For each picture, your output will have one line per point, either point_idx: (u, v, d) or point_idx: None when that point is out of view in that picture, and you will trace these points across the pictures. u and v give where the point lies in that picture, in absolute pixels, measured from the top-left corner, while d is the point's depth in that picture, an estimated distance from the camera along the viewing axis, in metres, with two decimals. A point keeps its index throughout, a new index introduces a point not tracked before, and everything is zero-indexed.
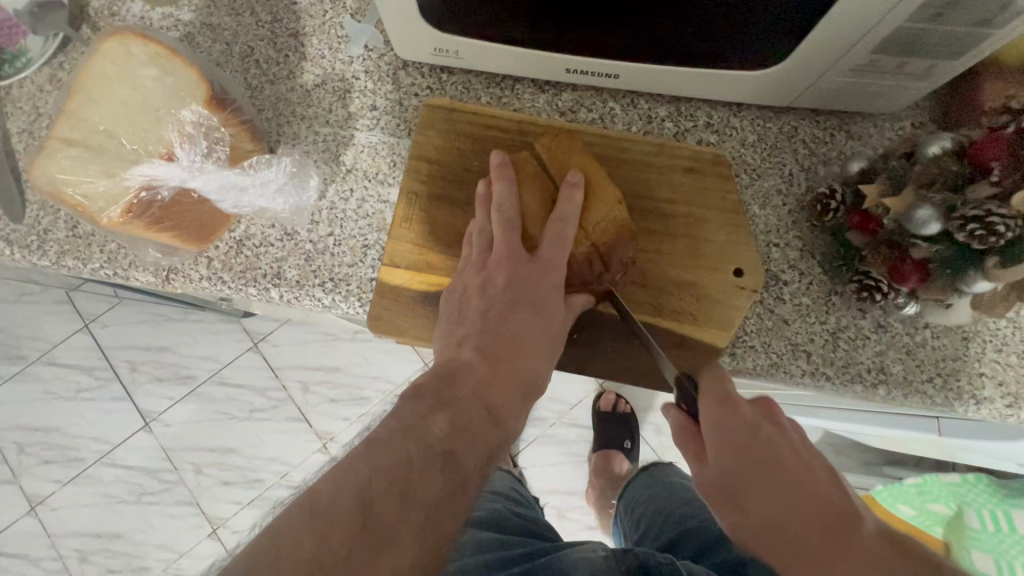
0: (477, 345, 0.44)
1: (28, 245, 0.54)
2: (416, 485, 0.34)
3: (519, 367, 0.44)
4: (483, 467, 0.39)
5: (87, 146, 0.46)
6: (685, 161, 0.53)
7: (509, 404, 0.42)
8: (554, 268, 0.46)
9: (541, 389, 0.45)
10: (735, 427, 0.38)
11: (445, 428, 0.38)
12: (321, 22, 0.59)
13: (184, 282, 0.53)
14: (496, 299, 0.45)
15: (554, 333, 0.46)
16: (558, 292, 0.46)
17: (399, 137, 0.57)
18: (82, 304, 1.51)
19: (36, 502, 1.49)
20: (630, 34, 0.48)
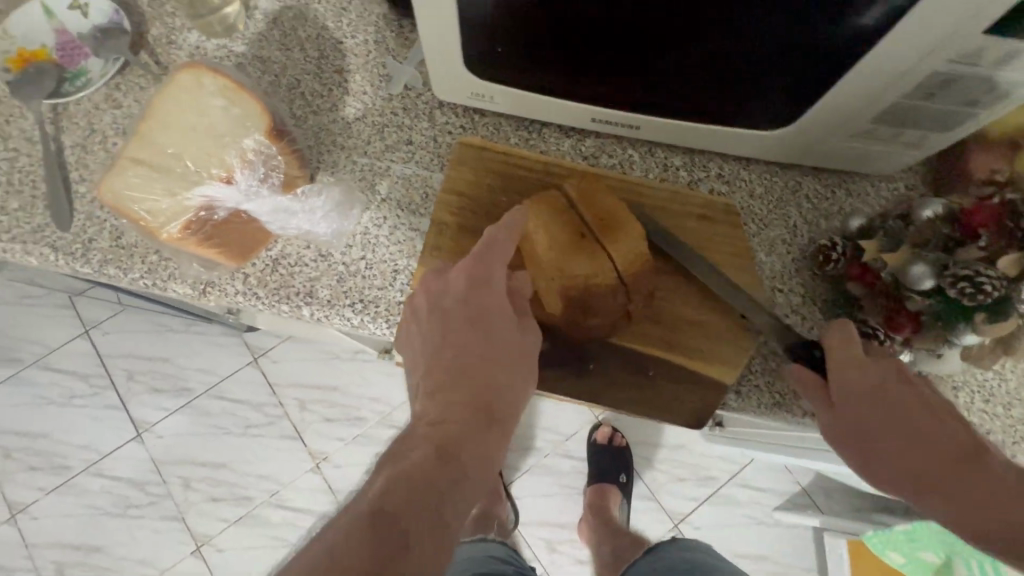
0: (424, 390, 0.44)
1: (72, 252, 0.56)
2: (343, 564, 0.32)
3: (465, 398, 0.42)
4: (434, 511, 0.36)
5: (154, 167, 0.48)
6: (697, 209, 0.58)
7: (457, 436, 0.40)
8: (477, 293, 0.46)
9: (503, 410, 0.43)
10: (859, 385, 0.44)
11: (380, 490, 0.36)
12: (364, 61, 0.64)
13: (219, 295, 0.56)
14: (432, 342, 0.46)
15: (503, 353, 0.45)
16: (488, 312, 0.45)
17: (432, 171, 0.61)
18: (84, 310, 1.54)
19: (15, 510, 1.45)
20: (617, 53, 0.48)
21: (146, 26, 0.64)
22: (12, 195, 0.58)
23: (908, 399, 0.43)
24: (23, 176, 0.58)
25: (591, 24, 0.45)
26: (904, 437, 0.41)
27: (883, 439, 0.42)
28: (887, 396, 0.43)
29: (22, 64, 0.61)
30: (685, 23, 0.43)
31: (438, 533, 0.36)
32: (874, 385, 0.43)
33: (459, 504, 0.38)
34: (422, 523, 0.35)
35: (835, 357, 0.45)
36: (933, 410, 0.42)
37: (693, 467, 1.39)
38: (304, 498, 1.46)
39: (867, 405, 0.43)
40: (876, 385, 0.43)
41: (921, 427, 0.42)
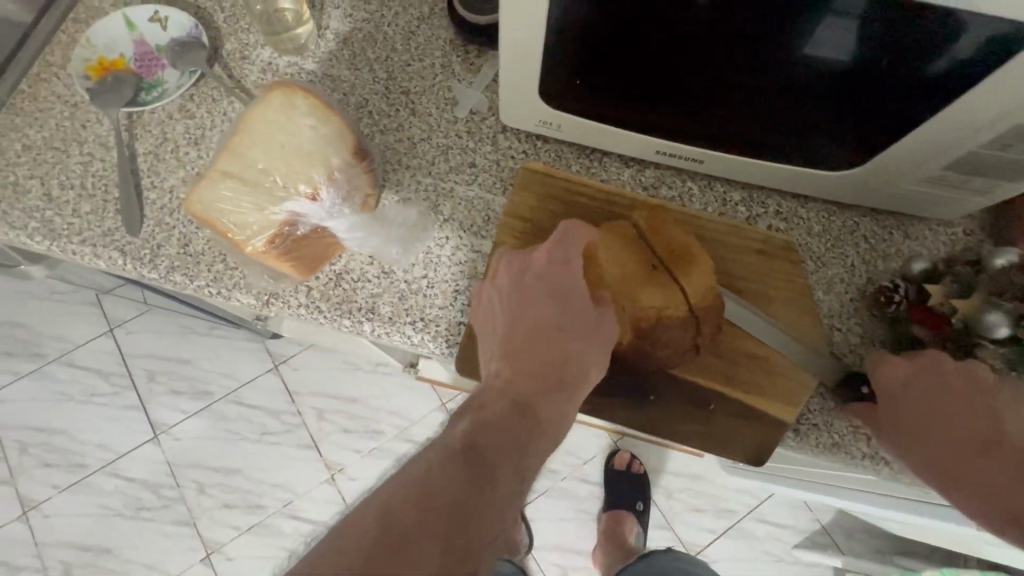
0: (501, 353, 0.46)
1: (140, 257, 0.57)
2: (435, 485, 0.34)
3: (545, 363, 0.44)
4: (515, 461, 0.38)
5: (243, 181, 0.48)
6: (758, 243, 0.58)
7: (535, 398, 0.42)
8: (561, 268, 0.48)
9: (579, 379, 0.45)
10: (893, 390, 0.49)
11: (466, 430, 0.39)
12: (431, 84, 0.65)
13: (282, 306, 0.56)
14: (509, 310, 0.48)
15: (582, 328, 0.46)
16: (570, 288, 0.48)
17: (495, 194, 0.61)
18: (110, 309, 1.56)
19: (27, 506, 1.44)
20: (624, 57, 0.49)
21: (221, 41, 0.66)
22: (85, 198, 0.59)
23: (934, 396, 0.47)
24: (96, 180, 0.60)
25: (668, 50, 0.48)
26: (916, 429, 0.47)
27: (900, 428, 0.48)
28: (910, 391, 0.48)
29: (102, 72, 0.63)
30: (735, 38, 0.45)
31: (518, 478, 0.38)
32: (899, 381, 0.49)
33: (535, 458, 0.40)
34: (505, 467, 0.37)
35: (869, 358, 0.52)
36: (966, 404, 0.45)
37: (713, 499, 1.36)
38: (318, 510, 1.45)
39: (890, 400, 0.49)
40: (901, 382, 0.49)
41: (940, 423, 0.46)
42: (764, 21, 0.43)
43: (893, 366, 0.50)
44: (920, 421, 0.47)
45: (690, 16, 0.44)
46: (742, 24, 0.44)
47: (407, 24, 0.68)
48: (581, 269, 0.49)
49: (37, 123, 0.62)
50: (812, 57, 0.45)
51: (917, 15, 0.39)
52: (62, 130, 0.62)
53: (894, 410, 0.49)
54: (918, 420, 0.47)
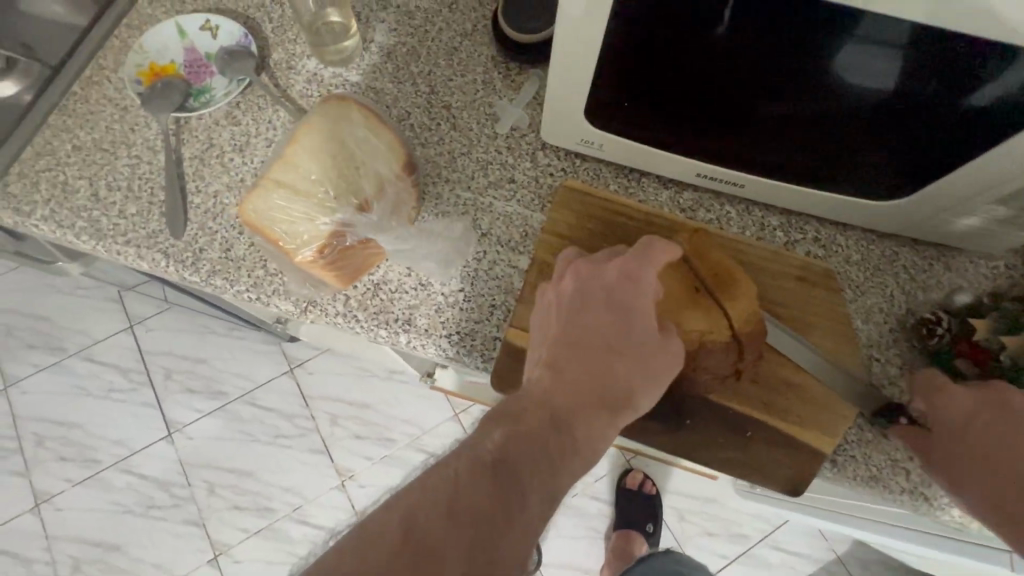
0: (549, 360, 0.45)
1: (182, 260, 0.58)
2: (461, 500, 0.35)
3: (594, 379, 0.43)
4: (545, 479, 0.38)
5: (296, 190, 0.49)
6: (796, 270, 0.58)
7: (577, 414, 0.42)
8: (624, 284, 0.47)
9: (626, 401, 0.43)
10: (948, 413, 0.49)
11: (499, 442, 0.39)
12: (472, 99, 0.66)
13: (319, 314, 0.56)
14: (565, 317, 0.47)
15: (639, 349, 0.45)
16: (632, 304, 0.46)
17: (533, 211, 0.62)
18: (132, 306, 1.58)
19: (40, 499, 1.44)
20: (652, 67, 0.49)
21: (268, 51, 0.67)
22: (131, 200, 0.60)
23: (982, 414, 0.47)
24: (142, 182, 0.61)
25: (711, 76, 0.48)
26: (963, 453, 0.47)
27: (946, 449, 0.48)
28: (957, 408, 0.49)
29: (152, 78, 0.64)
30: (758, 44, 0.44)
31: (546, 497, 0.38)
32: (952, 404, 0.49)
33: (568, 476, 0.40)
34: (534, 483, 0.38)
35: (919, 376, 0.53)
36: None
37: (726, 522, 1.34)
38: (326, 515, 1.44)
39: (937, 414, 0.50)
40: (950, 398, 0.50)
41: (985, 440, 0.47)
42: (809, 52, 0.44)
43: (943, 384, 0.51)
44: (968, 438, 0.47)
45: (736, 46, 0.45)
46: (789, 54, 0.44)
47: (450, 40, 0.69)
48: (651, 286, 0.47)
49: (87, 125, 0.63)
50: (856, 88, 0.46)
51: (968, 50, 0.40)
52: (112, 132, 0.63)
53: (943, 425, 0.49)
54: (965, 436, 0.48)
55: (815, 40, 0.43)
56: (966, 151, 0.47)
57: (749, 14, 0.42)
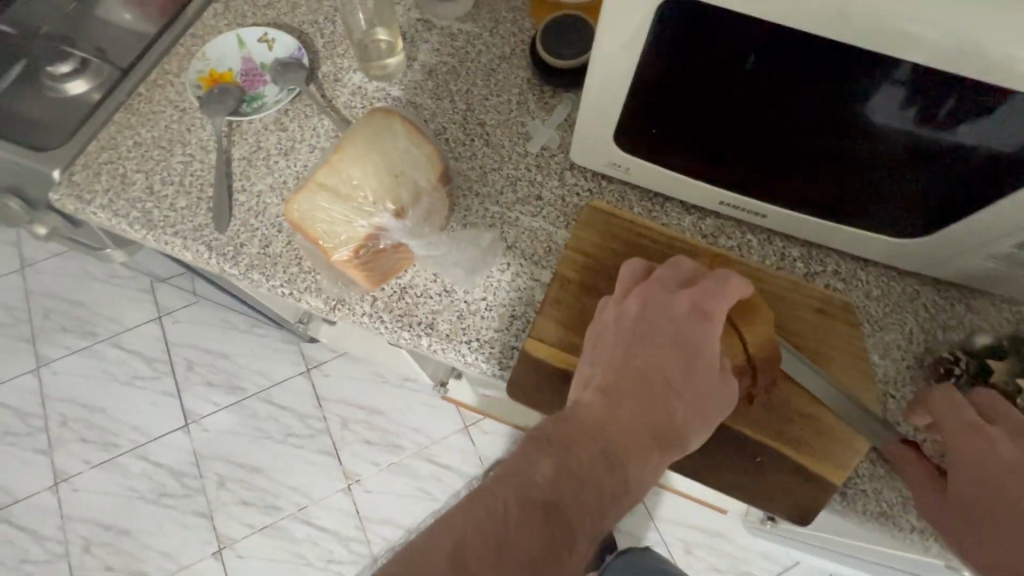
0: (603, 388, 0.46)
1: (224, 253, 0.61)
2: (510, 538, 0.38)
3: (647, 418, 0.44)
4: (592, 514, 0.40)
5: (336, 194, 0.51)
6: (815, 302, 0.58)
7: (628, 451, 0.43)
8: (688, 325, 0.47)
9: (677, 439, 0.44)
10: (966, 445, 0.46)
11: (549, 477, 0.41)
12: (506, 118, 0.69)
13: (347, 312, 0.59)
14: (624, 345, 0.48)
15: (695, 387, 0.45)
16: (694, 347, 0.46)
17: (559, 228, 0.64)
18: (162, 297, 1.64)
19: (59, 479, 1.48)
20: (676, 86, 0.51)
21: (318, 63, 0.71)
22: (182, 194, 0.64)
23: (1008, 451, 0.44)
24: (193, 179, 0.65)
25: (711, 76, 0.48)
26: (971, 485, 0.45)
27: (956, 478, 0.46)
28: (976, 441, 0.46)
29: (211, 83, 0.69)
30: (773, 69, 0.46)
31: (591, 532, 0.40)
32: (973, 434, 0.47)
33: (614, 512, 0.41)
34: (580, 519, 0.40)
35: (935, 404, 0.51)
36: None
37: (732, 559, 1.33)
38: (331, 518, 1.45)
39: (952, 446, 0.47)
40: (970, 431, 0.47)
41: (1004, 481, 0.43)
42: (808, 69, 0.45)
43: (963, 415, 0.48)
44: (985, 474, 0.44)
45: (762, 76, 0.47)
46: (810, 91, 0.46)
47: (488, 62, 0.72)
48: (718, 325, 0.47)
49: (148, 123, 0.68)
50: (877, 125, 0.47)
51: (973, 96, 0.42)
52: (169, 131, 0.67)
53: (958, 457, 0.46)
54: (984, 474, 0.44)
55: (834, 78, 0.45)
56: (983, 194, 0.48)
57: (771, 45, 0.44)
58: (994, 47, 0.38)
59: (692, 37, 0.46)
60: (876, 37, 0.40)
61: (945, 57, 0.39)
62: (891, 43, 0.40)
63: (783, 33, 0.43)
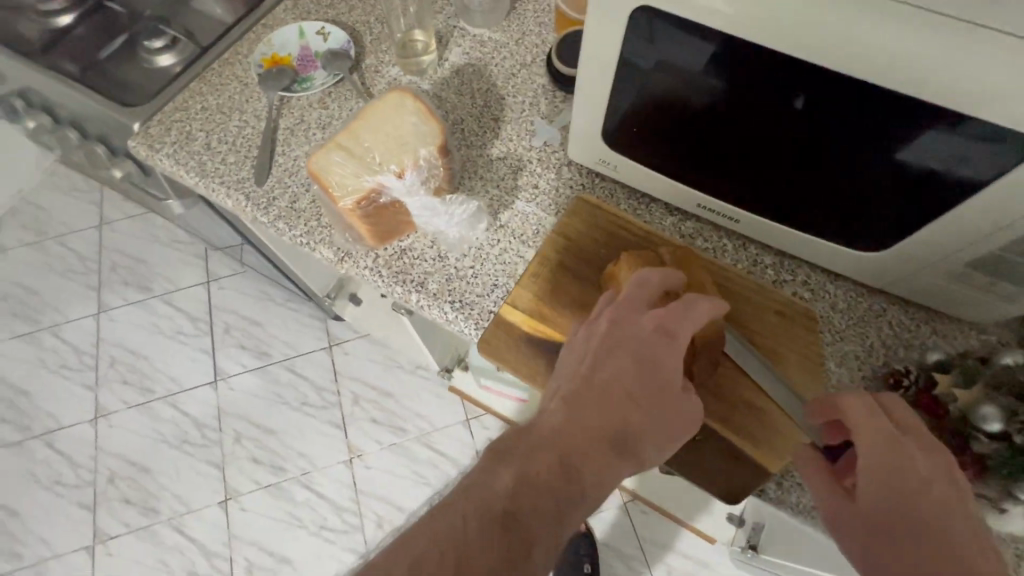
0: (566, 402, 0.48)
1: (258, 204, 0.71)
2: (468, 549, 0.40)
3: (608, 430, 0.46)
4: (550, 524, 0.42)
5: (351, 153, 0.61)
6: (777, 305, 0.62)
7: (588, 461, 0.45)
8: (653, 342, 0.49)
9: (635, 452, 0.46)
10: (880, 448, 0.43)
11: (507, 490, 0.43)
12: (517, 116, 0.77)
13: (352, 264, 0.67)
14: (591, 360, 0.50)
15: (655, 401, 0.48)
16: (656, 365, 0.49)
17: (549, 214, 0.70)
18: (213, 265, 1.81)
19: (99, 414, 1.64)
20: (653, 87, 0.57)
21: (362, 57, 0.82)
22: (232, 152, 0.75)
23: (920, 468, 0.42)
24: (244, 141, 0.76)
25: (683, 80, 0.55)
26: (883, 487, 0.42)
27: (868, 480, 0.43)
28: (893, 454, 0.43)
29: (272, 64, 0.81)
30: (735, 82, 0.52)
31: (549, 540, 0.42)
32: (885, 437, 0.44)
33: (573, 518, 0.44)
34: (539, 528, 0.42)
35: (848, 409, 0.46)
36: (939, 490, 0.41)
37: None
38: (331, 487, 1.53)
39: (866, 456, 0.43)
40: (885, 441, 0.43)
41: (917, 495, 0.41)
42: (762, 82, 0.51)
43: (879, 424, 0.44)
44: (899, 490, 0.41)
45: (723, 88, 0.53)
46: (793, 104, 0.51)
47: (510, 67, 0.81)
48: (683, 345, 0.49)
49: (216, 93, 0.80)
50: (835, 135, 0.51)
51: (911, 113, 0.46)
52: (231, 101, 0.79)
53: (873, 470, 0.42)
54: (893, 487, 0.42)
55: (795, 89, 0.50)
56: (933, 213, 0.52)
57: (727, 59, 0.51)
58: (917, 55, 0.43)
59: (681, 49, 0.53)
60: (821, 49, 0.46)
61: (914, 86, 0.44)
62: (866, 69, 0.45)
63: (765, 51, 0.48)
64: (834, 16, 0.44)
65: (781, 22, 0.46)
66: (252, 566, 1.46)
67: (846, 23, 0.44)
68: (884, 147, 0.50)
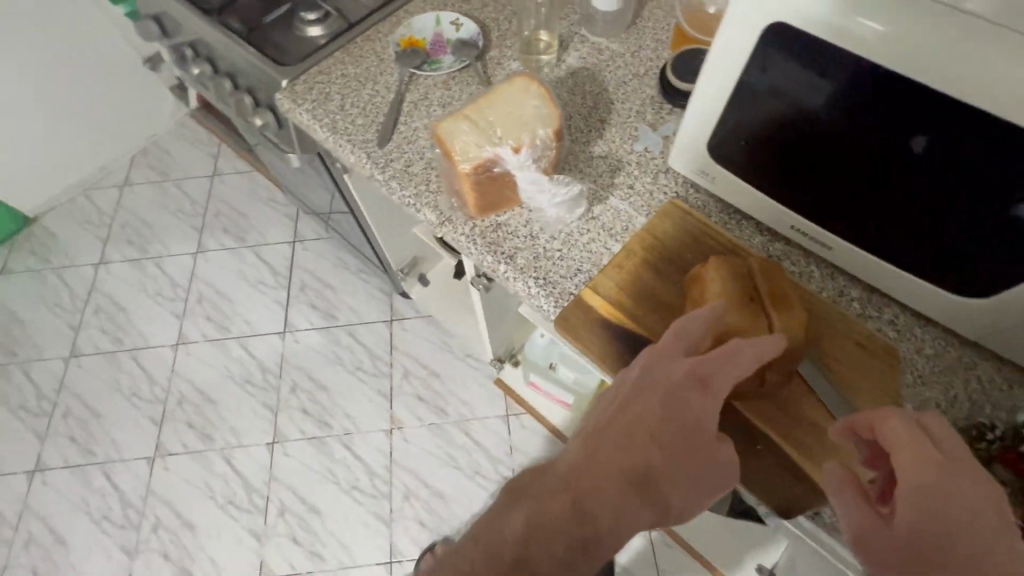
0: (591, 438, 0.45)
1: (377, 163, 0.79)
2: None
3: (631, 470, 0.42)
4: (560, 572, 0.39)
5: (475, 125, 0.68)
6: (859, 336, 0.62)
7: (610, 503, 0.41)
8: (690, 382, 0.46)
9: (662, 499, 0.42)
10: (922, 473, 0.40)
11: (516, 533, 0.40)
12: (624, 120, 0.81)
13: (451, 230, 0.73)
14: (622, 398, 0.47)
15: (688, 444, 0.44)
16: (690, 406, 0.45)
17: (639, 214, 0.73)
18: (301, 227, 1.96)
19: (180, 341, 1.80)
20: (767, 104, 0.59)
21: (488, 49, 0.89)
22: (362, 116, 0.84)
23: (960, 488, 0.39)
24: (373, 108, 0.84)
25: (799, 101, 0.57)
26: (920, 511, 0.39)
27: (905, 504, 0.39)
28: (937, 479, 0.40)
29: (408, 44, 0.90)
30: (850, 107, 0.54)
31: None
32: (932, 461, 0.41)
33: (590, 563, 0.40)
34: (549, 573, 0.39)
35: (889, 429, 0.44)
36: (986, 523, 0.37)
37: None
38: (369, 452, 1.60)
39: (906, 475, 0.41)
40: (927, 464, 0.41)
41: (959, 525, 0.37)
42: (879, 109, 0.52)
43: (922, 445, 0.42)
44: (939, 512, 0.38)
45: (837, 111, 0.55)
46: (903, 136, 0.52)
47: (623, 76, 0.85)
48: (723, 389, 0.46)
49: (355, 63, 0.90)
50: (946, 170, 0.51)
51: None
52: (367, 71, 0.88)
53: (911, 491, 0.40)
54: (934, 513, 0.38)
55: (915, 119, 0.51)
56: None
57: (847, 84, 0.52)
58: None
59: (810, 69, 0.54)
60: (944, 78, 0.47)
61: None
62: (897, 61, 0.48)
63: (890, 77, 0.50)
64: (946, 47, 0.46)
65: (894, 48, 0.48)
66: (285, 509, 1.55)
67: (959, 53, 0.45)
68: (999, 189, 0.49)
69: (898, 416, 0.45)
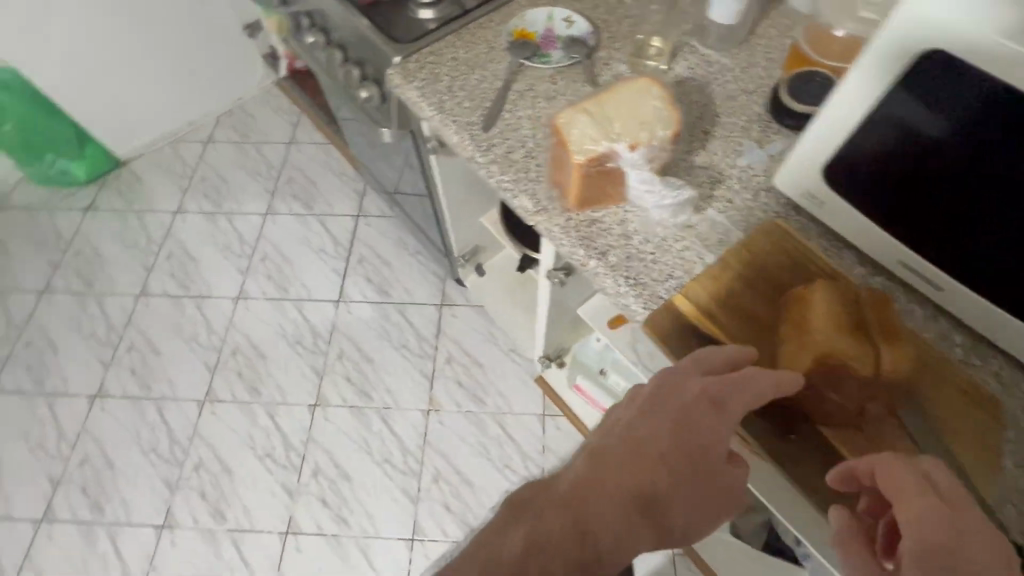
0: (599, 456, 0.48)
1: (479, 147, 0.81)
2: None
3: (634, 489, 0.45)
4: None
5: (594, 119, 0.69)
6: (963, 384, 0.59)
7: (611, 520, 0.43)
8: (697, 407, 0.49)
9: (663, 518, 0.45)
10: (926, 518, 0.41)
11: (514, 551, 0.41)
12: (728, 134, 0.81)
13: (546, 220, 0.74)
14: (630, 419, 0.50)
15: (691, 465, 0.47)
16: (696, 429, 0.48)
17: (737, 229, 0.73)
18: (367, 202, 2.02)
19: (241, 296, 1.88)
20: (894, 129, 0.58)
21: (597, 48, 0.90)
22: (468, 99, 0.86)
23: (970, 540, 0.39)
24: (480, 93, 0.87)
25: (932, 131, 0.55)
26: (927, 555, 0.39)
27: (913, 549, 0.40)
28: (943, 525, 0.40)
29: (519, 36, 0.92)
30: (988, 137, 0.52)
31: None
32: (935, 508, 0.42)
33: None
34: None
35: (892, 477, 0.45)
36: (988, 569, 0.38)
37: None
38: (404, 428, 1.63)
39: (911, 523, 0.41)
40: (932, 511, 0.41)
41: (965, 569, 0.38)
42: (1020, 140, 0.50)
43: (925, 493, 0.43)
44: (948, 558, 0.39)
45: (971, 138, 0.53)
46: None
47: (732, 90, 0.85)
48: (729, 416, 0.49)
49: (465, 48, 0.92)
50: None
51: None
52: (476, 57, 0.91)
53: (918, 536, 0.40)
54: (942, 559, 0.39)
55: None
56: None
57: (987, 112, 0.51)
58: None
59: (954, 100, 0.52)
60: None
61: None
62: (964, 48, 0.49)
63: None
64: None
65: None
66: (318, 470, 1.59)
67: None
68: None
69: (898, 465, 0.46)
